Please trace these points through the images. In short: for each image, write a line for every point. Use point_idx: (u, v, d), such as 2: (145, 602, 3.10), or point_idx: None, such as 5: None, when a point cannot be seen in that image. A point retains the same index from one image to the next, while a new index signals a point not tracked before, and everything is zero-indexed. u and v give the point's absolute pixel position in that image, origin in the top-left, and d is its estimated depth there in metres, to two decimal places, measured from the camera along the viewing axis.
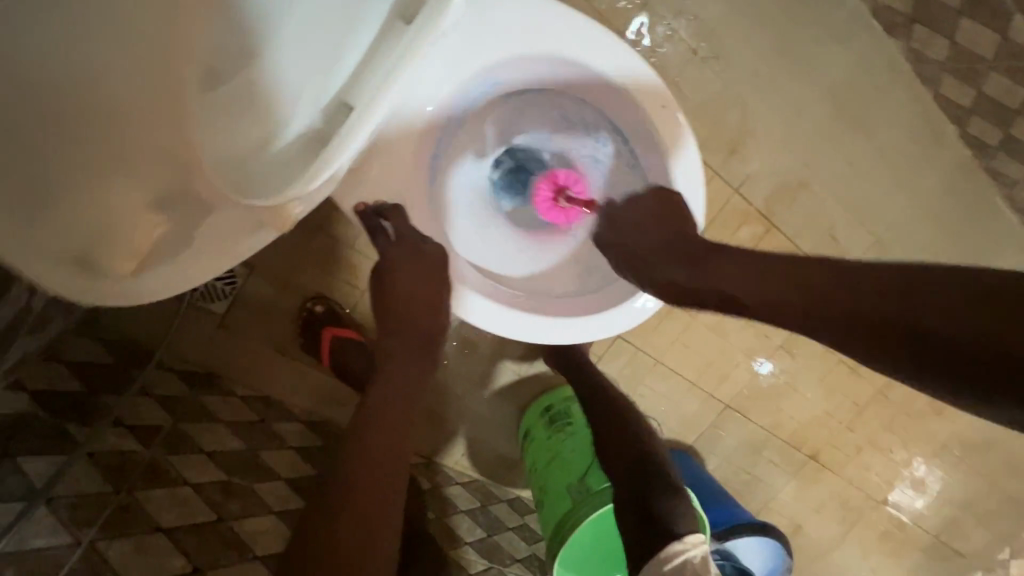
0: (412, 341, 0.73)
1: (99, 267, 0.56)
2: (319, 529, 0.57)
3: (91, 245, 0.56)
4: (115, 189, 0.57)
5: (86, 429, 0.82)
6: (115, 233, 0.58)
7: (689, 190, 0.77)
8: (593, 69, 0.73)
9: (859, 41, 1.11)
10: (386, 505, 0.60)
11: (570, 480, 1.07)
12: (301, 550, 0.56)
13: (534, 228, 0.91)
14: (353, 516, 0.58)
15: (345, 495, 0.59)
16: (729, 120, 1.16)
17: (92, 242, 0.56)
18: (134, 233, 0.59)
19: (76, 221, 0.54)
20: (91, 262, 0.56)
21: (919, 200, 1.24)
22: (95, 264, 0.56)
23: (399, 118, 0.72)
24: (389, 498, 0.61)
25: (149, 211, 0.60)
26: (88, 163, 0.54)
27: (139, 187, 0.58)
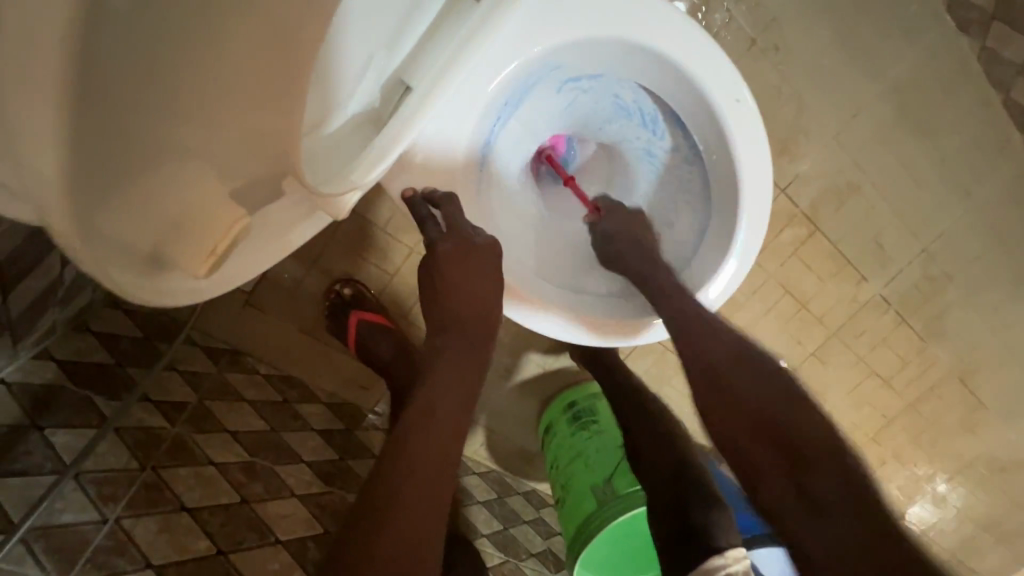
0: (458, 335, 0.69)
1: (171, 264, 0.48)
2: (362, 537, 0.54)
3: (165, 239, 0.46)
4: (192, 170, 0.45)
5: (114, 403, 0.80)
6: (194, 226, 0.47)
7: (753, 193, 0.74)
8: (664, 56, 0.69)
9: (928, 37, 1.04)
10: (426, 520, 0.57)
11: (595, 480, 1.04)
12: (340, 558, 0.53)
13: (565, 217, 0.89)
14: (394, 524, 0.55)
15: (388, 497, 0.56)
16: (783, 116, 1.10)
17: (162, 237, 0.46)
18: (210, 225, 0.48)
19: (147, 206, 0.43)
20: (163, 257, 0.47)
21: (974, 209, 1.17)
22: (164, 261, 0.47)
23: (451, 100, 0.68)
24: (434, 509, 0.58)
25: (228, 203, 0.49)
26: (168, 139, 0.42)
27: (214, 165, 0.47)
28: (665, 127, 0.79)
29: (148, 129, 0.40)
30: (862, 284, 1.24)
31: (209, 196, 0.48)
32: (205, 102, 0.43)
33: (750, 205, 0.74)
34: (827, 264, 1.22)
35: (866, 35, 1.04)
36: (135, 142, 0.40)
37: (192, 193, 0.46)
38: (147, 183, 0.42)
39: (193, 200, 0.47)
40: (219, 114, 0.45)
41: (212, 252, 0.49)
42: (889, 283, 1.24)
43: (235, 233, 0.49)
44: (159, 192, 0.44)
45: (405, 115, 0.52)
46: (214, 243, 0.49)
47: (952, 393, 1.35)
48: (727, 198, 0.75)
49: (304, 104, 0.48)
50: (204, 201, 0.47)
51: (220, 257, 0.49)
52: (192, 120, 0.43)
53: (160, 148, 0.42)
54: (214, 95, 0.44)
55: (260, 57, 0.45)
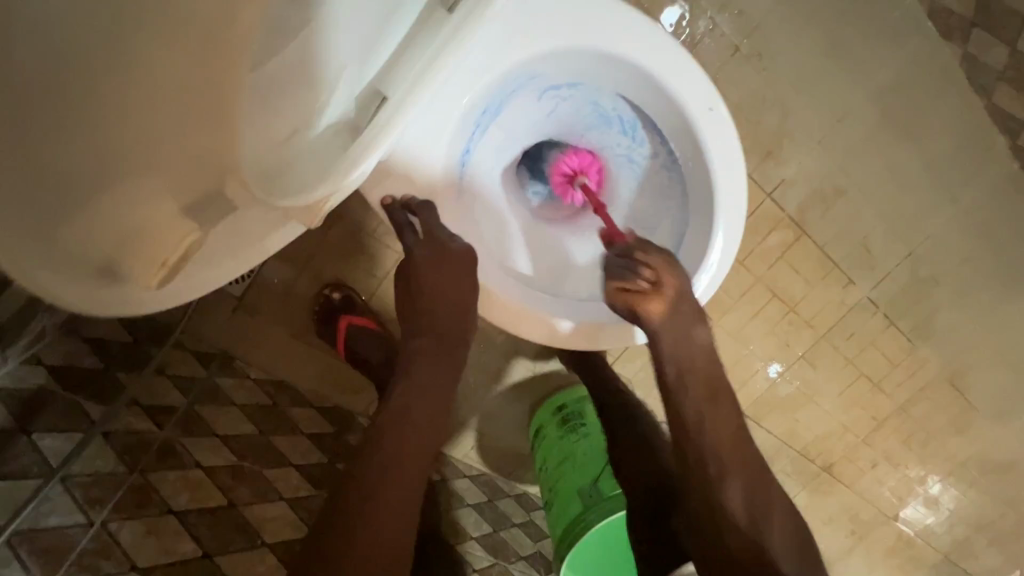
0: (435, 341, 0.70)
1: (123, 276, 0.55)
2: (335, 542, 0.55)
3: (118, 251, 0.56)
4: (150, 196, 0.58)
5: (102, 409, 0.81)
6: (146, 243, 0.57)
7: (730, 199, 0.75)
8: (639, 66, 0.70)
9: (911, 43, 1.06)
10: (399, 523, 0.58)
11: (581, 483, 1.05)
12: (315, 563, 0.54)
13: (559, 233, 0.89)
14: (367, 530, 0.56)
15: (360, 503, 0.57)
16: (767, 121, 1.11)
17: (115, 249, 0.55)
18: (159, 240, 0.58)
19: (107, 222, 0.55)
20: (116, 269, 0.55)
21: (959, 212, 1.19)
22: (119, 273, 0.55)
23: (430, 107, 0.69)
24: (408, 513, 0.59)
25: (179, 218, 0.59)
26: (120, 167, 0.56)
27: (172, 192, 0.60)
28: (645, 134, 0.81)
29: (103, 164, 0.55)
30: (850, 287, 1.25)
31: (168, 218, 0.59)
32: (158, 145, 0.59)
33: (726, 211, 0.75)
34: (814, 267, 1.23)
35: (848, 42, 1.05)
36: (96, 175, 0.54)
37: (151, 216, 0.58)
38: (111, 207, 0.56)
39: (150, 220, 0.58)
40: (159, 146, 0.59)
41: (163, 265, 0.58)
42: (876, 286, 1.25)
43: (185, 244, 0.58)
44: (115, 210, 0.56)
45: (381, 125, 0.54)
46: (166, 255, 0.58)
47: (942, 395, 1.36)
48: (704, 204, 0.76)
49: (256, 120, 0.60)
50: (158, 221, 0.58)
51: (171, 268, 0.58)
52: (132, 151, 0.57)
53: (124, 180, 0.56)
54: (157, 137, 0.59)
55: (180, 101, 0.60)
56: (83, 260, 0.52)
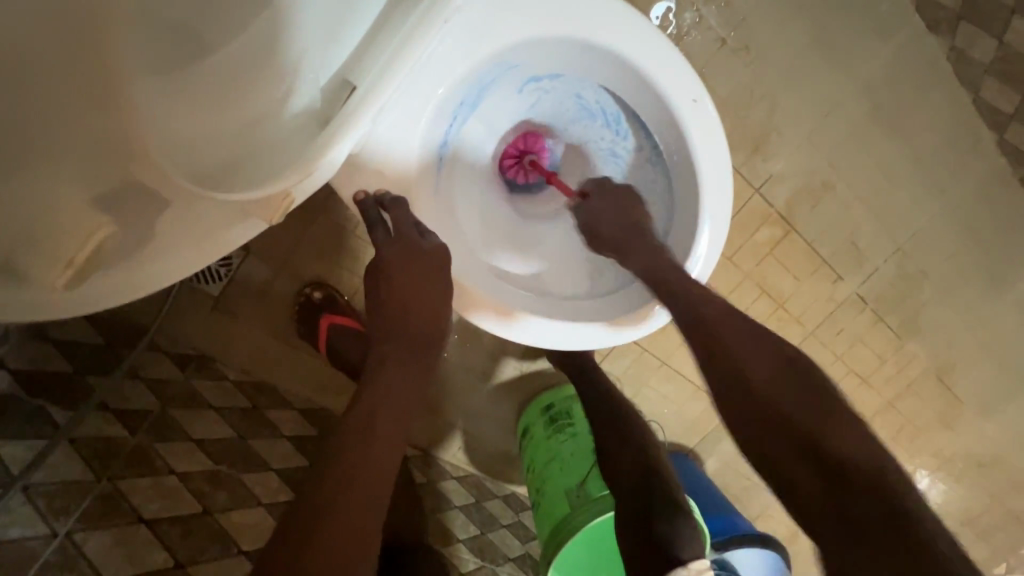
0: (409, 342, 0.68)
1: (26, 275, 0.52)
2: (291, 550, 0.52)
3: (19, 246, 0.52)
4: (57, 187, 0.55)
5: (68, 412, 0.78)
6: (52, 241, 0.54)
7: (714, 192, 0.73)
8: (619, 54, 0.68)
9: (898, 36, 1.05)
10: (360, 531, 0.55)
11: (569, 484, 1.03)
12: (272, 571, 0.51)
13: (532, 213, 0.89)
14: (334, 544, 0.53)
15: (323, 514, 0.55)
16: (755, 116, 1.10)
17: (16, 244, 0.52)
18: (70, 238, 0.54)
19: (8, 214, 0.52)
20: (17, 269, 0.52)
21: (947, 207, 1.18)
22: (24, 273, 0.52)
23: (403, 98, 0.66)
24: (370, 521, 0.56)
25: (91, 212, 0.57)
26: (32, 153, 0.54)
27: (81, 185, 0.57)
28: (629, 126, 0.79)
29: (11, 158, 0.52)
30: (838, 282, 1.24)
31: (83, 213, 0.56)
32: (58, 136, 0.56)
33: (710, 206, 0.73)
34: (802, 263, 1.22)
35: (837, 34, 1.04)
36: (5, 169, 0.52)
37: (62, 210, 0.55)
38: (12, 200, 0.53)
39: (57, 213, 0.55)
40: (77, 129, 0.57)
41: (70, 262, 0.54)
42: (865, 282, 1.24)
43: (95, 240, 0.55)
44: (22, 202, 0.53)
45: (348, 117, 0.53)
46: (73, 253, 0.54)
47: (930, 390, 1.36)
48: (688, 199, 0.74)
49: (195, 110, 0.62)
50: (70, 217, 0.55)
51: (78, 268, 0.54)
52: (48, 133, 0.55)
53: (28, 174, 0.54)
54: (62, 119, 0.56)
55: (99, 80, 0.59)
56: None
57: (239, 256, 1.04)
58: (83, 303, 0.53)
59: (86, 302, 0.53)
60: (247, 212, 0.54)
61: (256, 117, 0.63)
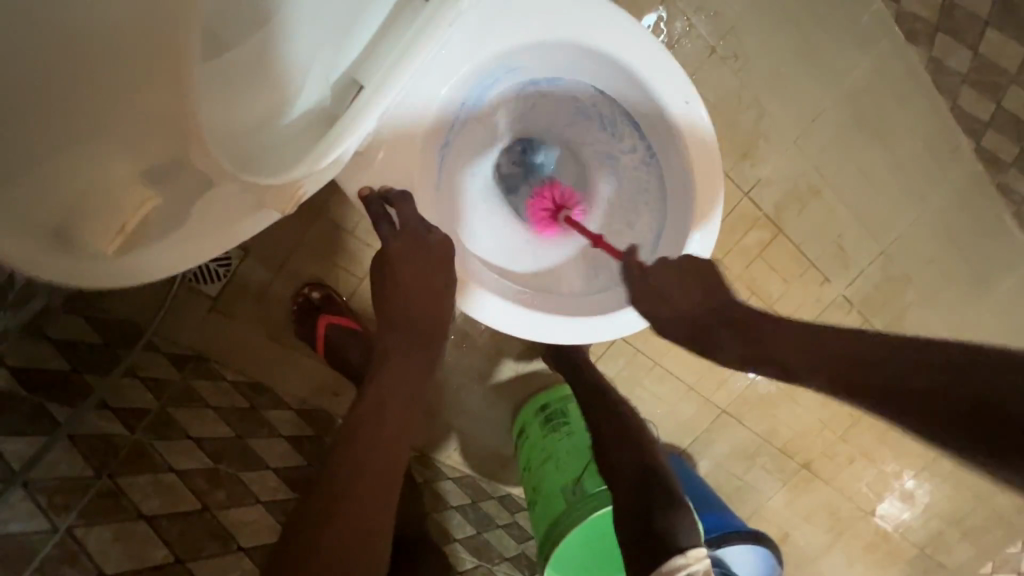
0: (411, 337, 0.69)
1: (80, 238, 0.59)
2: (299, 544, 0.53)
3: (73, 214, 0.60)
4: (107, 159, 0.62)
5: (67, 410, 0.79)
6: (105, 211, 0.62)
7: (706, 192, 0.75)
8: (613, 57, 0.71)
9: (878, 47, 1.10)
10: (366, 527, 0.56)
11: (565, 481, 1.05)
12: (282, 564, 0.53)
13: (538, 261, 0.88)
14: (340, 531, 0.54)
15: (329, 503, 0.56)
16: (743, 122, 1.14)
17: (71, 212, 0.60)
18: (122, 209, 0.63)
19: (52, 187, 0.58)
20: (71, 233, 0.59)
21: (929, 212, 1.22)
22: (78, 236, 0.59)
23: (407, 98, 0.69)
24: (377, 517, 0.57)
25: (139, 183, 0.64)
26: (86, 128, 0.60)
27: (127, 160, 0.63)
28: (623, 129, 0.81)
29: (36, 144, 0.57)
30: (825, 284, 1.27)
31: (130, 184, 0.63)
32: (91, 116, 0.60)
33: (703, 205, 0.75)
34: (790, 266, 1.25)
35: (821, 46, 1.09)
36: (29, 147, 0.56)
37: (108, 182, 0.62)
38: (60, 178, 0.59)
39: (109, 181, 0.62)
40: (124, 106, 0.62)
41: (121, 229, 0.62)
42: (851, 284, 1.27)
43: (145, 209, 0.64)
44: (78, 170, 0.60)
45: (355, 116, 0.55)
46: (124, 221, 0.63)
47: None
48: (681, 199, 0.77)
49: (220, 99, 0.57)
50: (120, 185, 0.63)
51: (127, 233, 0.62)
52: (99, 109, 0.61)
53: (74, 155, 0.60)
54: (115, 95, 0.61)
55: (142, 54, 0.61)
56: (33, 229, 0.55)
57: (237, 256, 1.05)
58: (120, 273, 0.58)
59: (124, 271, 0.58)
60: (258, 203, 0.61)
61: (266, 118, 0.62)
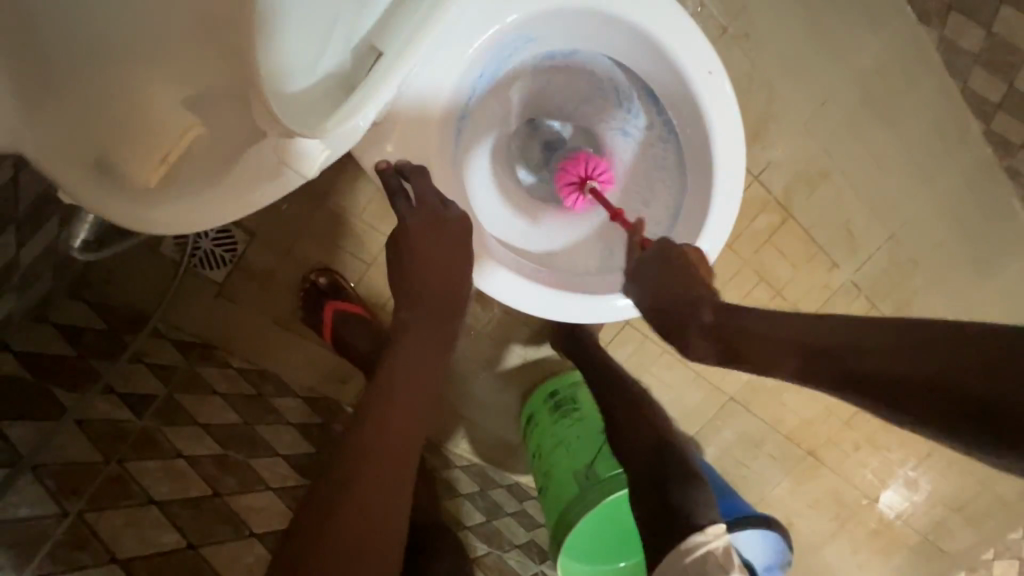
0: (428, 318, 0.69)
1: (117, 169, 0.60)
2: (313, 522, 0.53)
3: (112, 143, 0.61)
4: (152, 88, 0.64)
5: (74, 395, 0.79)
6: (147, 135, 0.64)
7: (726, 166, 0.74)
8: (635, 25, 0.70)
9: (891, 26, 1.09)
10: (382, 511, 0.55)
11: (577, 466, 1.04)
12: (297, 548, 0.52)
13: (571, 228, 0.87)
14: (354, 511, 0.53)
15: (344, 483, 0.55)
16: (754, 103, 1.13)
17: (114, 142, 0.61)
18: (163, 133, 0.65)
19: (97, 108, 0.60)
20: (109, 163, 0.60)
21: (939, 196, 1.21)
22: (117, 169, 0.61)
23: (424, 68, 0.67)
24: (392, 501, 0.56)
25: (183, 109, 0.66)
26: (135, 55, 0.63)
27: (171, 84, 0.65)
28: (640, 104, 0.81)
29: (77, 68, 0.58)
30: (834, 269, 1.26)
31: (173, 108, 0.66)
32: (146, 45, 0.63)
33: (723, 180, 0.74)
34: (800, 249, 1.24)
35: (833, 25, 1.08)
36: (65, 70, 0.57)
37: (150, 106, 0.64)
38: (107, 97, 0.61)
39: (149, 108, 0.64)
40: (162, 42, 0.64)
41: (164, 159, 0.65)
42: (860, 269, 1.26)
43: (187, 138, 0.66)
44: (122, 95, 0.62)
45: (373, 84, 0.54)
46: (167, 150, 0.65)
47: None
48: (700, 173, 0.76)
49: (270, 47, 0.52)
50: (164, 114, 0.65)
51: (168, 163, 0.65)
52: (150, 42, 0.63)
53: (120, 75, 0.62)
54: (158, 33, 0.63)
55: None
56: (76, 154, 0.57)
57: (243, 239, 1.04)
58: (145, 223, 0.57)
59: (148, 223, 0.57)
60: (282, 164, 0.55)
61: (291, 67, 0.55)
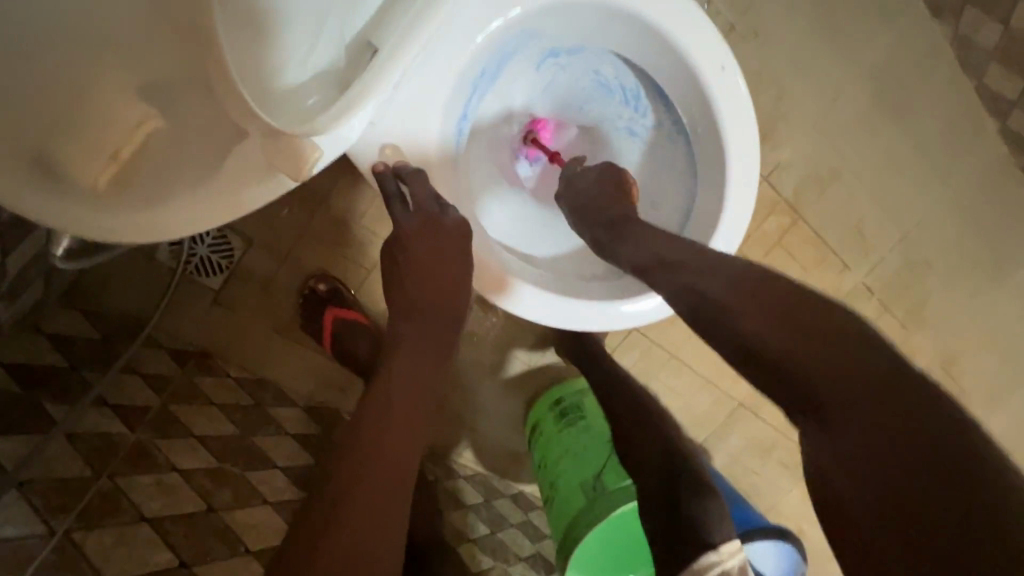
0: (427, 326, 0.66)
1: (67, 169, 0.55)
2: (308, 538, 0.49)
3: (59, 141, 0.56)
4: (102, 85, 0.60)
5: (64, 408, 0.77)
6: (99, 130, 0.60)
7: (740, 165, 0.71)
8: (644, 20, 0.67)
9: (903, 21, 1.06)
10: (377, 530, 0.51)
11: (584, 477, 1.01)
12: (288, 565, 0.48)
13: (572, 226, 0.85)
14: (352, 526, 0.50)
15: (340, 497, 0.51)
16: (762, 102, 1.10)
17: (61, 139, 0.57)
18: (115, 128, 0.61)
19: (43, 102, 0.55)
20: (56, 161, 0.55)
21: (953, 196, 1.18)
22: (66, 169, 0.55)
23: (424, 66, 0.65)
24: (388, 519, 0.52)
25: (133, 103, 0.62)
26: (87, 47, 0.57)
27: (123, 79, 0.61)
28: (648, 103, 0.79)
29: (28, 53, 0.52)
30: (846, 272, 1.22)
31: (123, 100, 0.61)
32: (109, 37, 0.58)
33: (736, 180, 0.71)
34: (811, 251, 1.20)
35: (843, 22, 1.05)
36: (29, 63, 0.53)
37: (101, 101, 0.60)
38: (49, 91, 0.56)
39: (102, 105, 0.60)
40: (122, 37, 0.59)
41: (115, 156, 0.60)
42: (873, 271, 1.23)
43: (138, 134, 0.62)
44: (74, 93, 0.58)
45: (369, 83, 0.52)
46: (119, 146, 0.61)
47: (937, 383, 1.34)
48: (713, 173, 0.73)
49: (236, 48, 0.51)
50: (114, 109, 0.61)
51: (120, 161, 0.61)
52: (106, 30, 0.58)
53: (68, 68, 0.57)
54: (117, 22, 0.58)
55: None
56: (23, 152, 0.51)
57: (240, 245, 1.02)
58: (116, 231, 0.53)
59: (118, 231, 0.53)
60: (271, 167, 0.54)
61: (281, 63, 0.55)
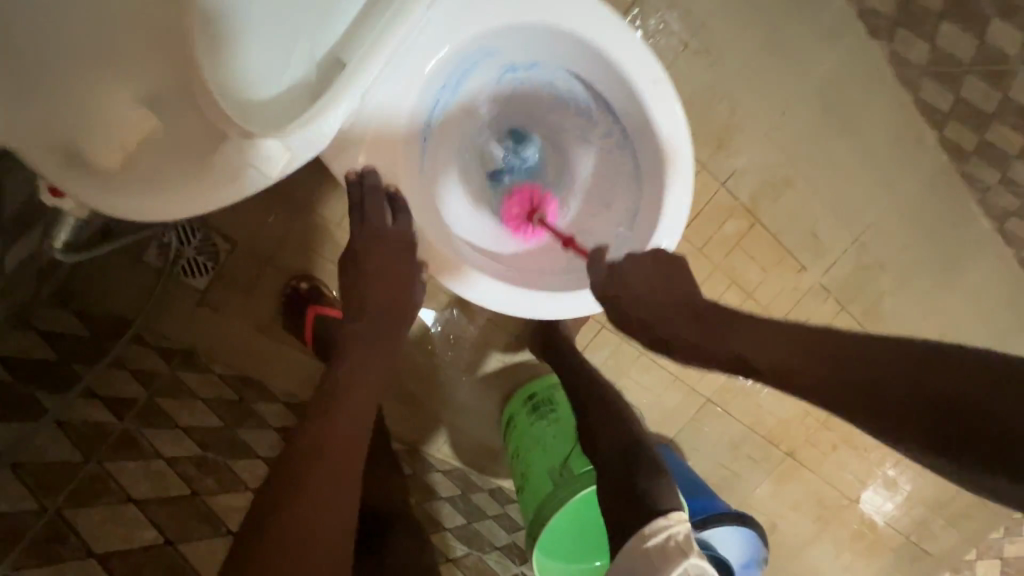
0: (379, 319, 0.75)
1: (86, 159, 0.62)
2: (270, 502, 0.55)
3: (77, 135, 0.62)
4: (109, 88, 0.66)
5: (54, 396, 0.81)
6: (108, 125, 0.65)
7: (676, 170, 0.79)
8: (585, 40, 0.75)
9: (844, 41, 1.15)
10: (337, 491, 0.58)
11: (552, 464, 1.06)
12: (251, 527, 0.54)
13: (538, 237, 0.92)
14: (309, 489, 0.56)
15: (301, 464, 0.58)
16: (717, 114, 1.18)
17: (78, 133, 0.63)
18: (121, 122, 0.66)
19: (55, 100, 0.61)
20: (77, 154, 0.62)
21: (899, 201, 1.27)
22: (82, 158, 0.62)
23: (388, 79, 0.72)
24: (344, 484, 0.58)
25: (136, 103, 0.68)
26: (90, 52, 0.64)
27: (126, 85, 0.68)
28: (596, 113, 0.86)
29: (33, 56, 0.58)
30: (802, 272, 1.30)
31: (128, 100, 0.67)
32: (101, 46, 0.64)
33: (674, 182, 0.79)
34: (768, 253, 1.28)
35: (789, 41, 1.14)
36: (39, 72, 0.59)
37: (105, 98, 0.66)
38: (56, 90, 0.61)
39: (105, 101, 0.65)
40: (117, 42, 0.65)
41: (123, 148, 0.66)
42: (828, 272, 1.31)
43: (141, 127, 0.67)
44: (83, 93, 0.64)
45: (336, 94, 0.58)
46: (125, 138, 0.66)
47: None
48: (654, 176, 0.81)
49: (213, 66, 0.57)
50: (117, 105, 0.66)
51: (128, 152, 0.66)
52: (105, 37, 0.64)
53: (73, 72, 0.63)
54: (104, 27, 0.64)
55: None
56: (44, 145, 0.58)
57: (225, 248, 1.07)
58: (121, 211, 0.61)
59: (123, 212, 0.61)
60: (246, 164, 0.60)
61: (260, 77, 0.62)
